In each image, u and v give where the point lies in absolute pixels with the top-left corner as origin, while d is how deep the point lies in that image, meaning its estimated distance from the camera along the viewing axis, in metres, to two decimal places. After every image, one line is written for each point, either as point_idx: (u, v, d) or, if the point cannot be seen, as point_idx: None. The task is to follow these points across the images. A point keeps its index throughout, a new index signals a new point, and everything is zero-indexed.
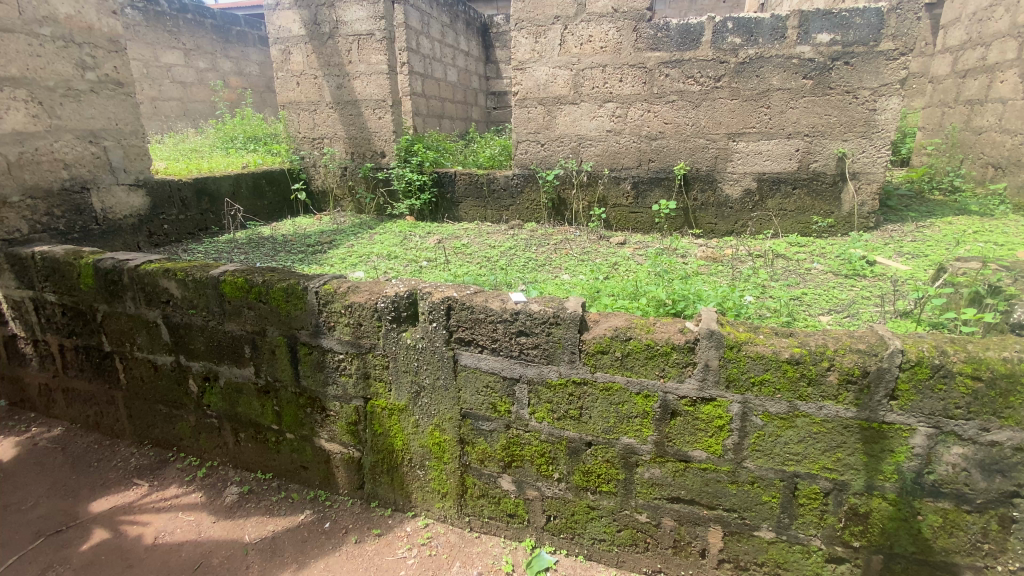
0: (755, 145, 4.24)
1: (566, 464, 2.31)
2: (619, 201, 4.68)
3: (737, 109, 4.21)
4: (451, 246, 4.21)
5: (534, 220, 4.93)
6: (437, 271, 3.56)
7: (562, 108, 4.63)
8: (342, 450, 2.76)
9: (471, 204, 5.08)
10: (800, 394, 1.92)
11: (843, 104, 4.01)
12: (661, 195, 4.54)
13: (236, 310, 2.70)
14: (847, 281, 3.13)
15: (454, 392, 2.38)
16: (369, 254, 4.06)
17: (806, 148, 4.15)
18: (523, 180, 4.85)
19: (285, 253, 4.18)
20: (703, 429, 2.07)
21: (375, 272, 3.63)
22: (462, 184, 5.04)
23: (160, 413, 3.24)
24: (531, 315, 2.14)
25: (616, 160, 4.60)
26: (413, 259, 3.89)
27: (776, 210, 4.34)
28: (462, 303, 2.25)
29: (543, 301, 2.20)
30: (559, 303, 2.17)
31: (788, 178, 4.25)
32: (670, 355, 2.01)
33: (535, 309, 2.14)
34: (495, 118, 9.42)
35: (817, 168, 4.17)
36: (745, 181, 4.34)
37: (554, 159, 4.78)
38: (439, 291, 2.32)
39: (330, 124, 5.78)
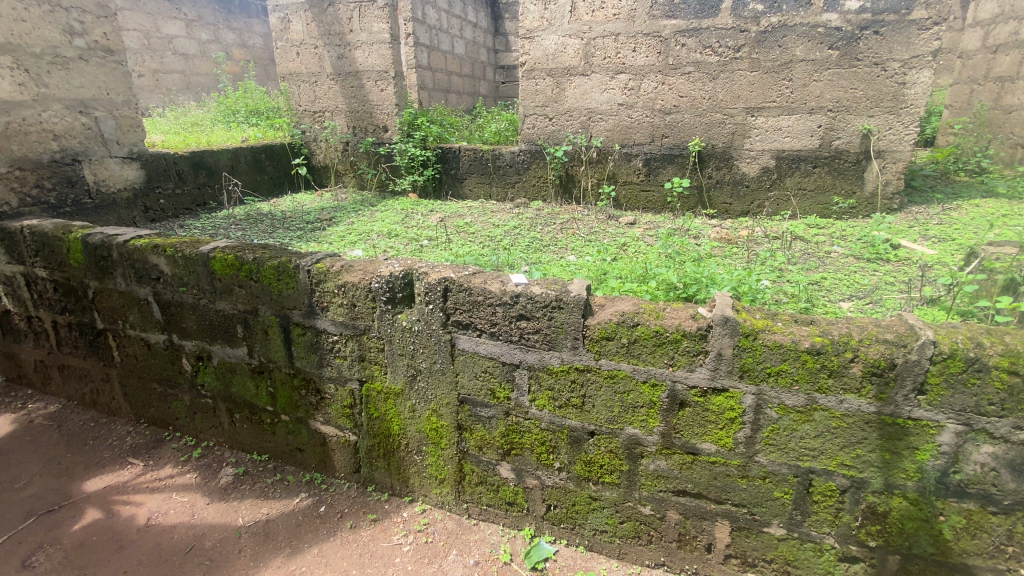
0: (774, 120, 4.02)
1: (567, 453, 2.21)
2: (630, 178, 4.45)
3: (757, 81, 3.97)
4: (454, 224, 4.06)
5: (540, 198, 4.75)
6: (438, 251, 3.43)
7: (571, 79, 4.41)
8: (338, 433, 2.68)
9: (475, 181, 4.90)
10: (820, 386, 1.78)
11: (871, 76, 3.76)
12: (674, 172, 4.32)
13: (227, 288, 2.59)
14: (870, 265, 2.95)
15: (452, 377, 2.28)
16: (369, 232, 3.92)
17: (829, 124, 3.92)
18: (530, 156, 4.65)
19: (283, 230, 4.06)
20: (713, 421, 1.95)
21: (374, 250, 3.51)
22: (467, 160, 4.85)
23: (155, 392, 3.19)
24: (532, 298, 2.01)
25: (627, 135, 4.38)
26: (414, 238, 3.74)
27: (795, 189, 4.12)
28: (460, 284, 2.12)
29: (545, 283, 2.07)
30: (562, 285, 2.03)
31: (808, 156, 4.03)
32: (680, 342, 1.87)
33: (537, 292, 2.01)
34: (502, 93, 9.15)
35: (840, 145, 3.95)
36: (763, 159, 4.13)
37: (563, 135, 4.57)
38: (436, 271, 2.19)
39: (331, 96, 5.57)
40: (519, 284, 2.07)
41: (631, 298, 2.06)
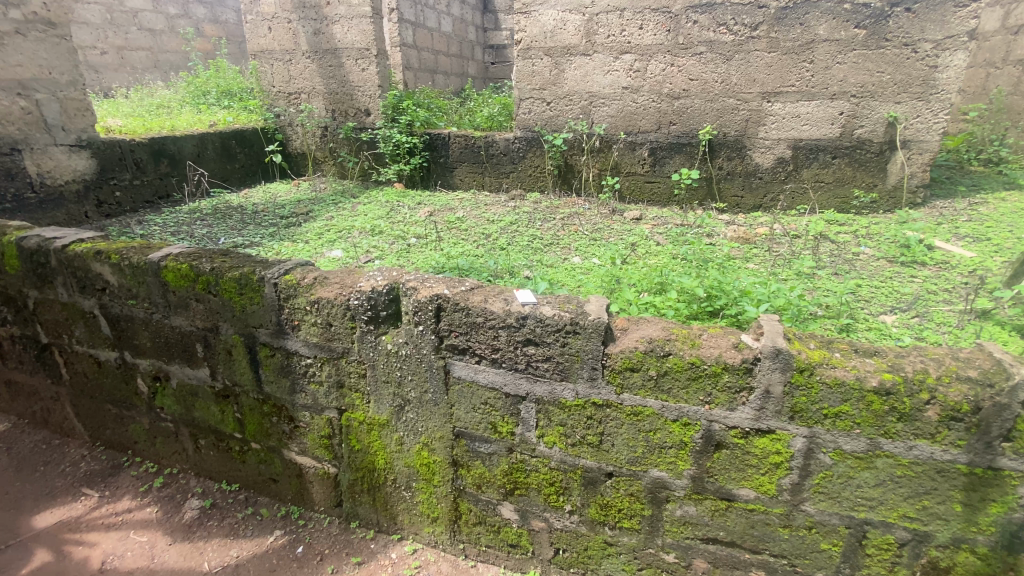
0: (792, 106, 3.71)
1: (579, 495, 1.92)
2: (634, 169, 4.11)
3: (775, 63, 3.64)
4: (444, 219, 3.70)
5: (536, 190, 4.40)
6: (427, 252, 3.08)
7: (571, 59, 4.03)
8: (315, 464, 2.36)
9: (467, 170, 4.52)
10: (886, 430, 1.51)
11: (899, 59, 3.45)
12: (683, 162, 3.99)
13: (183, 302, 2.23)
14: (906, 270, 2.68)
15: (445, 408, 1.96)
16: (350, 229, 3.52)
17: (852, 110, 3.62)
18: (526, 143, 4.29)
19: (255, 226, 3.67)
20: (754, 465, 1.66)
21: (355, 250, 3.15)
22: (457, 147, 4.46)
23: (110, 413, 2.83)
24: (542, 321, 1.69)
25: (632, 122, 4.03)
26: (400, 235, 3.38)
27: (812, 181, 3.83)
28: (455, 303, 1.79)
29: (557, 302, 1.75)
30: (578, 305, 1.71)
31: (828, 145, 3.73)
32: (719, 377, 1.57)
33: (547, 314, 1.69)
34: (493, 74, 8.69)
35: (862, 135, 3.66)
36: (779, 148, 3.82)
37: (562, 121, 4.20)
38: (427, 287, 1.85)
39: (307, 77, 5.08)
40: (526, 304, 1.74)
41: (659, 319, 1.75)
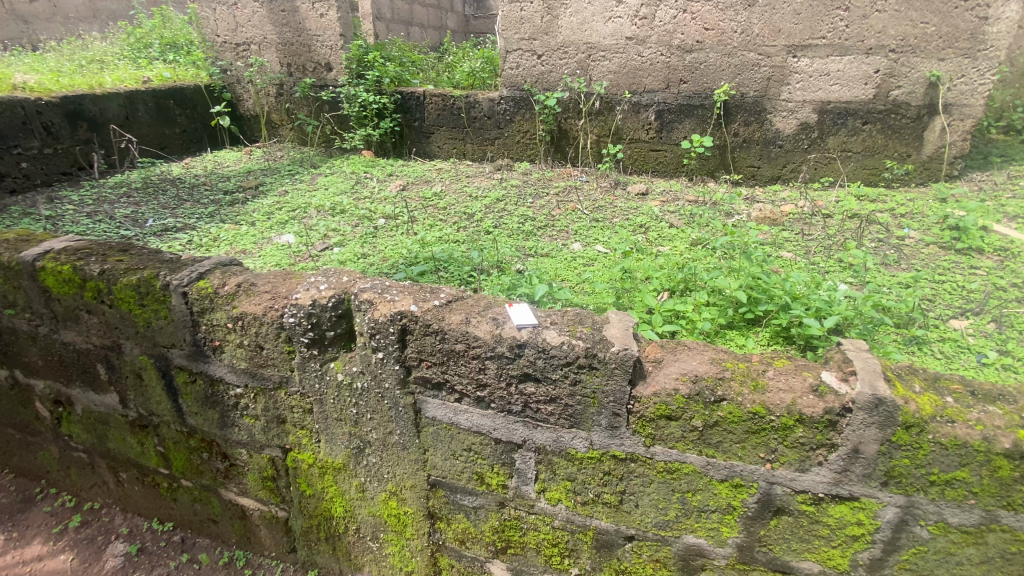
0: (822, 62, 3.20)
1: (590, 559, 1.50)
2: (637, 135, 3.58)
3: (805, 10, 3.10)
4: (419, 194, 3.15)
5: (525, 159, 3.85)
6: (398, 236, 2.56)
7: (566, 4, 3.42)
8: (260, 506, 1.91)
9: (446, 135, 3.93)
10: (1011, 501, 1.10)
11: (947, 7, 2.95)
12: (693, 128, 3.48)
13: (72, 314, 1.71)
14: (964, 259, 2.27)
15: (417, 454, 1.51)
16: (305, 206, 2.95)
17: (889, 68, 3.13)
18: (513, 104, 3.71)
19: (192, 203, 3.07)
20: (825, 536, 1.25)
21: (310, 234, 2.61)
22: (433, 109, 3.86)
23: (13, 439, 2.33)
24: (545, 353, 1.23)
25: (636, 79, 3.47)
26: (365, 214, 2.83)
27: (839, 150, 3.35)
28: (424, 325, 1.30)
29: (567, 324, 1.28)
30: (594, 329, 1.25)
31: (858, 109, 3.24)
32: (790, 432, 1.15)
33: (553, 343, 1.22)
34: (473, 28, 7.90)
35: (898, 97, 3.18)
36: (803, 112, 3.32)
37: (556, 78, 3.61)
38: (388, 300, 1.35)
39: (256, 24, 4.22)
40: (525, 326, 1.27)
41: (703, 346, 1.30)
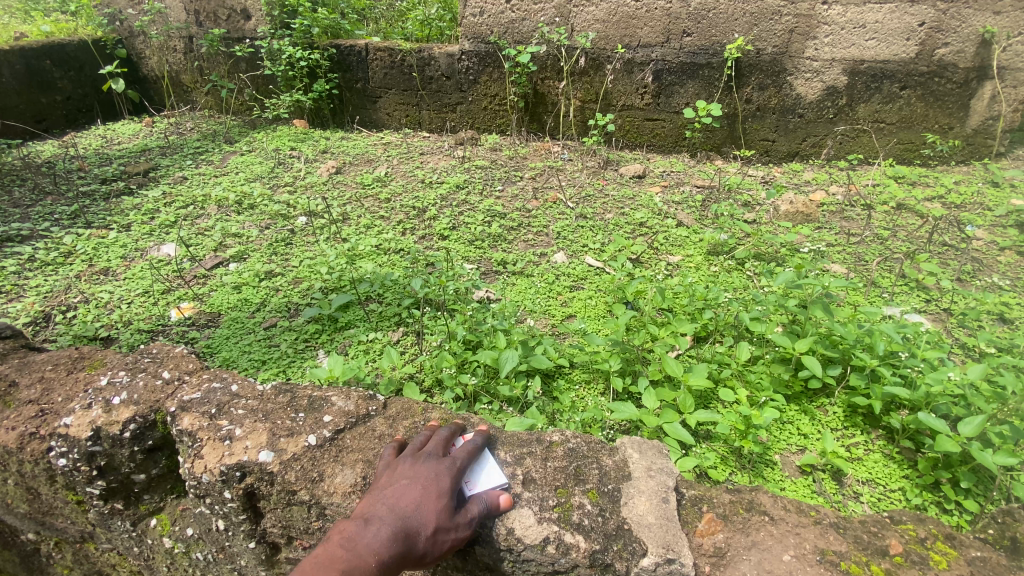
0: (857, 10, 2.56)
1: None
2: (630, 101, 2.92)
3: None
4: (358, 180, 2.46)
5: (494, 129, 3.15)
6: (321, 246, 1.91)
7: None
8: None
9: (395, 100, 3.19)
10: None
11: None
12: (697, 92, 2.83)
13: None
14: None
15: None
16: (203, 200, 2.24)
17: (937, 20, 2.52)
18: (477, 62, 2.97)
19: (53, 198, 2.33)
20: None
21: (200, 243, 1.93)
22: (379, 67, 3.10)
23: None
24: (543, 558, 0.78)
25: (629, 30, 2.75)
26: (281, 211, 2.15)
27: (870, 121, 2.78)
28: (280, 481, 0.80)
29: (555, 487, 0.83)
30: (621, 509, 0.80)
31: (897, 71, 2.64)
32: None
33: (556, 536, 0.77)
34: None
35: (945, 56, 2.58)
36: (831, 73, 2.70)
37: (530, 28, 2.84)
38: (221, 439, 0.82)
39: None
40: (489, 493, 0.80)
41: (795, 512, 0.85)
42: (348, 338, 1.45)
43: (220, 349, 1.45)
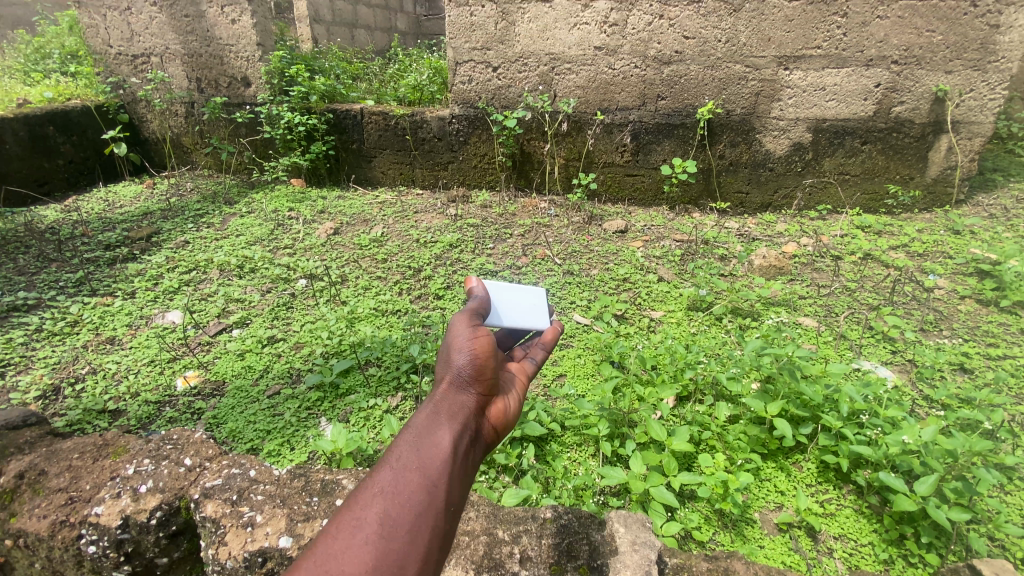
0: (817, 75, 2.77)
1: None
2: (611, 158, 3.10)
3: (798, 15, 2.65)
4: (356, 240, 2.57)
5: (484, 186, 3.32)
6: (320, 310, 1.99)
7: (524, 7, 2.82)
8: None
9: (389, 160, 3.36)
10: None
11: (955, 13, 2.57)
12: (673, 150, 3.02)
13: None
14: (1013, 320, 1.89)
15: None
16: (206, 264, 2.33)
17: (891, 81, 2.74)
18: (467, 125, 3.15)
19: (57, 264, 2.40)
20: None
21: (203, 310, 2.01)
22: (374, 130, 3.27)
23: None
24: None
25: (607, 95, 2.95)
26: (282, 274, 2.24)
27: (835, 174, 2.97)
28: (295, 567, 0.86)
29: (549, 563, 0.91)
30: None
31: (857, 127, 2.85)
32: None
33: None
34: (426, 31, 7.12)
35: (901, 113, 2.80)
36: (796, 131, 2.90)
37: (515, 94, 3.03)
38: (244, 526, 0.90)
39: (153, 32, 3.46)
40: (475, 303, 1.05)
41: None
42: (349, 405, 1.52)
43: (225, 419, 1.50)
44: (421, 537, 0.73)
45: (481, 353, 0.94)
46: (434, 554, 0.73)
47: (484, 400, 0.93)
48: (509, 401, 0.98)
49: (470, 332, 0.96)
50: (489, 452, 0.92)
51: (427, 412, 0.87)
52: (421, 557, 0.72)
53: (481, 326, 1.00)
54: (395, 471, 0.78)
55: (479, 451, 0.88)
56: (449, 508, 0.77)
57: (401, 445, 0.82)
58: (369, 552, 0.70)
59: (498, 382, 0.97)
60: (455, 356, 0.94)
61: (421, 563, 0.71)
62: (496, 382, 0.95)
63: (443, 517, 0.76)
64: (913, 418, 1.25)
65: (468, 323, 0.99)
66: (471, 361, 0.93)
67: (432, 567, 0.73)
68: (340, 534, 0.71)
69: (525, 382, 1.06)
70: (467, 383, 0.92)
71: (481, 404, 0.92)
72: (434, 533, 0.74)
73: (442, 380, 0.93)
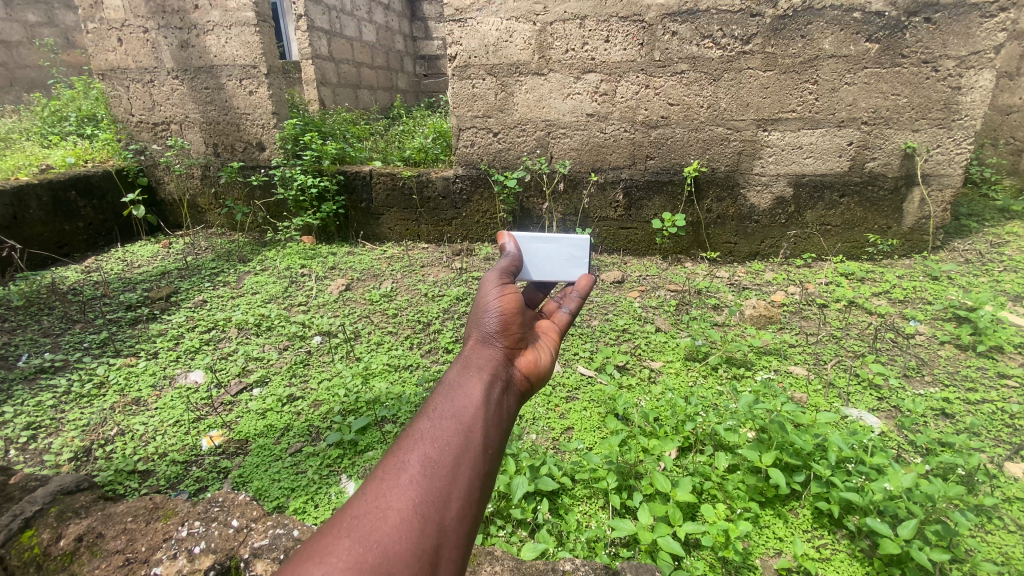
0: (794, 135, 2.98)
1: None
2: (605, 213, 3.29)
3: (772, 84, 2.89)
4: (367, 297, 2.70)
5: (486, 239, 3.49)
6: (337, 367, 2.10)
7: (521, 80, 3.07)
8: None
9: (396, 217, 3.54)
10: None
11: (917, 78, 2.79)
12: (664, 205, 3.22)
13: None
14: (990, 365, 2.00)
15: None
16: (224, 324, 2.44)
17: (863, 140, 2.94)
18: (470, 184, 3.35)
19: (81, 326, 2.50)
20: None
21: (224, 369, 2.10)
22: (382, 189, 3.47)
23: None
24: None
25: (600, 156, 3.17)
26: (297, 332, 2.36)
27: (817, 224, 3.16)
28: None
29: None
30: None
31: (835, 182, 3.05)
32: None
33: None
34: (426, 89, 7.51)
35: (874, 169, 2.99)
36: (778, 186, 3.10)
37: (515, 156, 3.25)
38: None
39: (174, 103, 3.67)
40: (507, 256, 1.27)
41: None
42: (369, 461, 1.60)
43: (251, 478, 1.58)
44: (462, 476, 0.82)
45: (506, 308, 1.09)
46: (475, 490, 0.82)
47: (512, 353, 1.07)
48: (537, 353, 1.11)
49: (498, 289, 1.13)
50: (521, 403, 1.03)
51: (459, 368, 0.99)
52: (463, 493, 0.80)
53: (506, 289, 1.15)
54: (433, 420, 0.88)
55: (511, 401, 0.98)
56: (485, 451, 0.87)
57: (436, 398, 0.92)
58: (415, 489, 0.78)
59: (525, 337, 1.11)
60: (483, 316, 1.08)
61: (464, 495, 0.80)
62: (521, 338, 1.09)
63: (481, 458, 0.85)
64: (898, 465, 1.35)
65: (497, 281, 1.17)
66: (497, 316, 1.08)
67: (475, 501, 0.81)
68: (387, 475, 0.80)
69: (558, 335, 1.21)
70: (494, 338, 1.06)
71: (509, 356, 1.05)
72: (473, 471, 0.83)
73: (472, 337, 1.07)
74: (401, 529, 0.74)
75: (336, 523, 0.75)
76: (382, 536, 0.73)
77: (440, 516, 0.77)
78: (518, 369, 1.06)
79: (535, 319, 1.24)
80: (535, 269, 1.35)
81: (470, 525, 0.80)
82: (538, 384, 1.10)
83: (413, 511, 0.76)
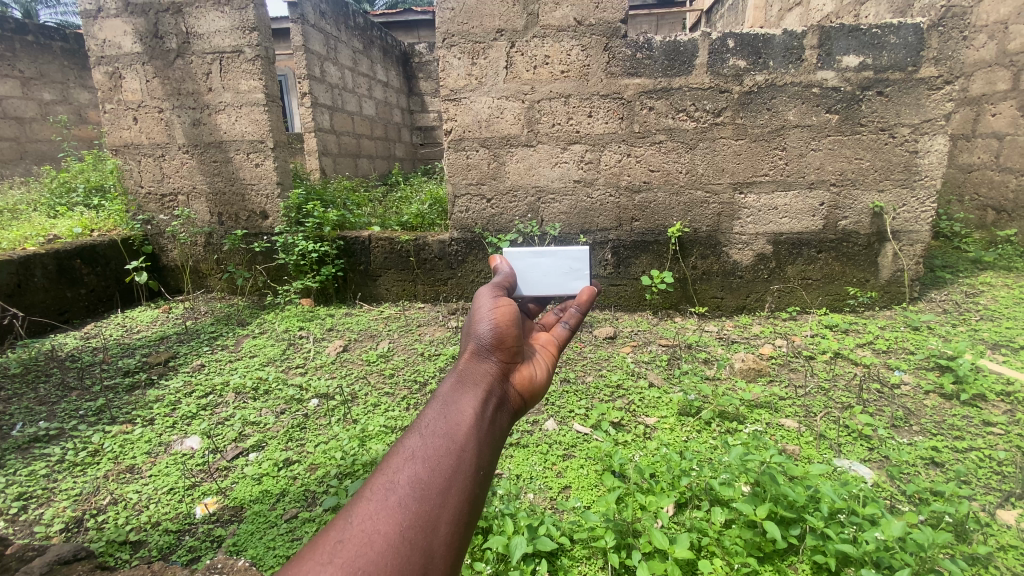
0: (769, 197, 3.18)
1: None
2: (596, 271, 3.42)
3: (744, 151, 3.12)
4: (364, 358, 2.74)
5: None
6: (334, 430, 2.11)
7: (512, 151, 3.29)
8: None
9: (393, 278, 3.65)
10: None
11: (877, 144, 3.03)
12: (651, 263, 3.36)
13: None
14: (975, 413, 2.06)
15: None
16: (222, 389, 2.45)
17: (833, 201, 3.14)
18: (465, 246, 3.49)
19: (77, 393, 2.51)
20: None
21: (220, 434, 2.10)
22: (380, 253, 3.60)
23: None
24: None
25: (588, 219, 3.34)
26: (295, 395, 2.38)
27: (799, 279, 3.29)
28: None
29: None
30: None
31: (811, 239, 3.22)
32: None
33: None
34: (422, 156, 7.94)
35: (847, 226, 3.17)
36: (758, 244, 3.26)
37: (507, 220, 3.41)
38: None
39: (183, 176, 3.85)
40: (503, 273, 1.43)
41: None
42: None
43: (246, 546, 1.56)
44: (451, 498, 0.85)
45: (501, 322, 1.17)
46: (462, 515, 0.85)
47: (506, 368, 1.13)
48: (531, 370, 1.18)
49: (494, 303, 1.21)
50: (512, 420, 1.08)
51: (453, 383, 1.04)
52: (451, 518, 0.84)
53: (501, 301, 1.23)
54: (425, 439, 0.92)
55: (501, 420, 1.04)
56: (474, 475, 0.91)
57: (430, 416, 0.97)
58: (403, 513, 0.81)
59: (519, 352, 1.17)
60: (479, 327, 1.16)
61: (451, 521, 0.84)
62: (515, 353, 1.16)
63: (469, 482, 0.89)
64: (890, 514, 1.38)
65: (492, 294, 1.26)
66: (492, 330, 1.15)
67: (462, 525, 0.85)
68: (376, 495, 0.83)
69: (554, 350, 1.30)
70: (488, 352, 1.13)
71: (503, 372, 1.12)
72: (461, 496, 0.87)
73: (468, 349, 1.13)
74: (388, 555, 0.76)
75: (321, 545, 0.77)
76: (369, 560, 0.75)
77: (428, 541, 0.80)
78: (511, 386, 1.12)
79: (536, 334, 1.34)
80: (537, 284, 1.47)
81: (456, 550, 0.83)
82: (530, 400, 1.16)
83: (400, 535, 0.79)
